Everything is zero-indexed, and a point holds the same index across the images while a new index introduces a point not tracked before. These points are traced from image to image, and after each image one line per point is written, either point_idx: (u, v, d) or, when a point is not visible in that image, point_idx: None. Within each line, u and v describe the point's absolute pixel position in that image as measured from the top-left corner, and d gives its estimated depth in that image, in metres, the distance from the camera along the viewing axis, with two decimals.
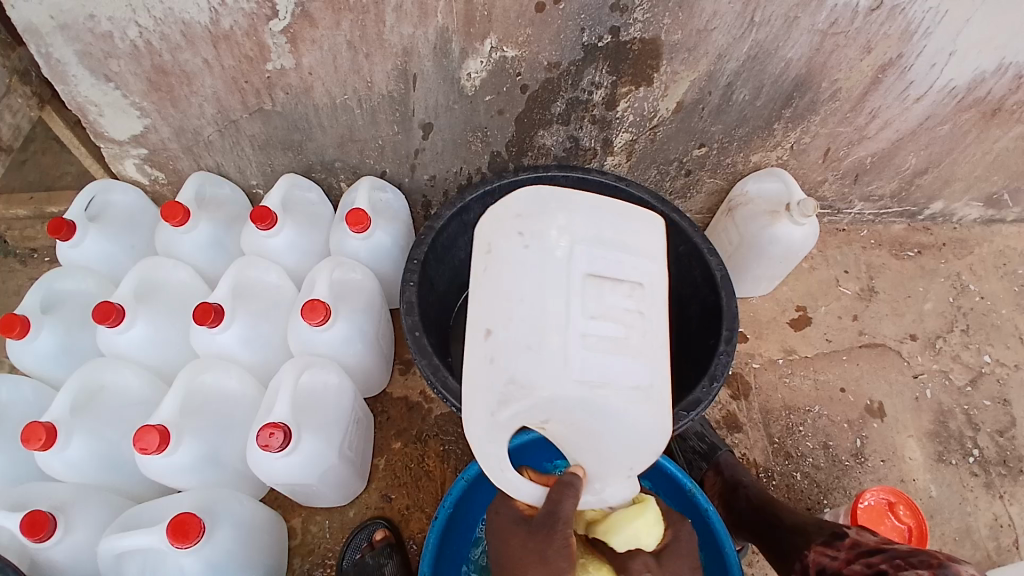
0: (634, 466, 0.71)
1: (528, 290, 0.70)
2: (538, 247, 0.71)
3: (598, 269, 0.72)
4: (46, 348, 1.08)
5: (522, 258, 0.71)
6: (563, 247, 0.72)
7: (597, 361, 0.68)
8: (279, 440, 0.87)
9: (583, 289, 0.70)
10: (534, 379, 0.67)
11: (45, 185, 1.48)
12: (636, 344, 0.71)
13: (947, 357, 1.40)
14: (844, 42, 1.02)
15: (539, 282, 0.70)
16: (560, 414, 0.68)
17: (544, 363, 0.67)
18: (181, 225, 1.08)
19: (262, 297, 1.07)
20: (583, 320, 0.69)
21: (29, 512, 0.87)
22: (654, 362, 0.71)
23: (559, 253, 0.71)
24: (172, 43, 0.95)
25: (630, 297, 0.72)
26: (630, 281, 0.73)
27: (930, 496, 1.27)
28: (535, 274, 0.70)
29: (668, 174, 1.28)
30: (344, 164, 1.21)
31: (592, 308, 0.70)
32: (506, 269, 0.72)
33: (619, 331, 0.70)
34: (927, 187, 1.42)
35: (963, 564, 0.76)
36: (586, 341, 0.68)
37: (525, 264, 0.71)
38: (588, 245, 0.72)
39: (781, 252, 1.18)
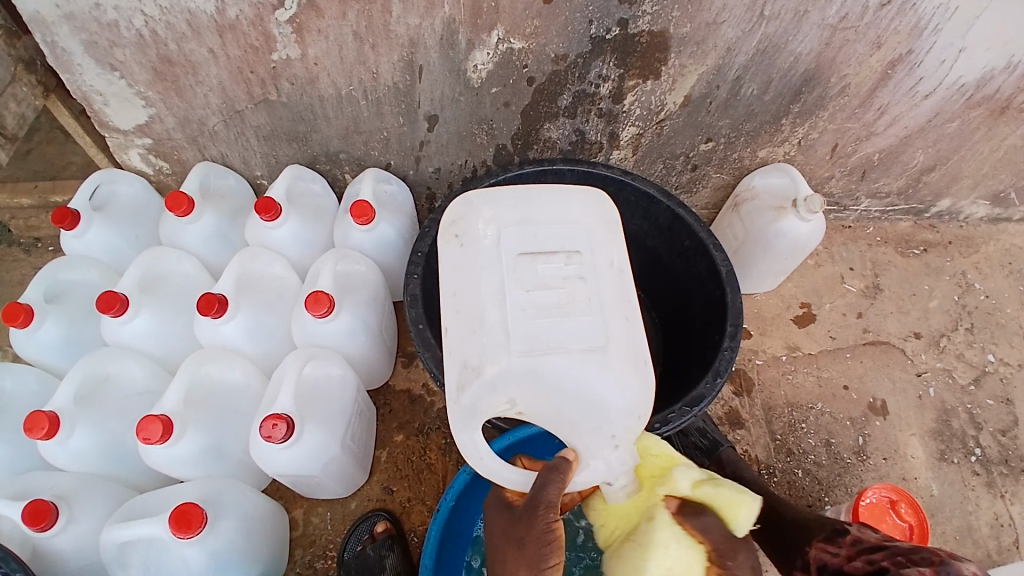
0: (613, 433, 0.70)
1: (463, 283, 0.72)
2: (469, 242, 0.74)
3: (529, 248, 0.72)
4: (49, 338, 1.08)
5: (457, 256, 0.74)
6: (490, 235, 0.73)
7: (541, 332, 0.68)
8: (282, 431, 0.88)
9: (515, 268, 0.71)
10: (481, 359, 0.68)
11: (50, 175, 1.48)
12: (585, 306, 0.70)
13: (951, 355, 1.40)
14: (853, 36, 1.01)
15: (472, 273, 0.72)
16: (522, 392, 0.69)
17: (487, 343, 0.68)
18: (186, 215, 1.08)
19: (267, 289, 1.07)
20: (519, 297, 0.69)
21: (30, 503, 0.88)
22: (611, 319, 0.70)
23: (487, 243, 0.73)
24: (177, 32, 0.95)
25: (568, 264, 0.72)
26: (567, 250, 0.73)
27: (932, 495, 1.27)
28: (468, 267, 0.73)
29: (674, 169, 1.27)
30: (349, 156, 1.20)
31: (527, 284, 0.70)
32: (445, 270, 0.74)
33: (559, 297, 0.70)
34: (935, 184, 1.41)
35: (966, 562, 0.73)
36: (526, 314, 0.69)
37: (459, 261, 0.73)
38: (516, 228, 0.73)
39: (787, 248, 1.17)
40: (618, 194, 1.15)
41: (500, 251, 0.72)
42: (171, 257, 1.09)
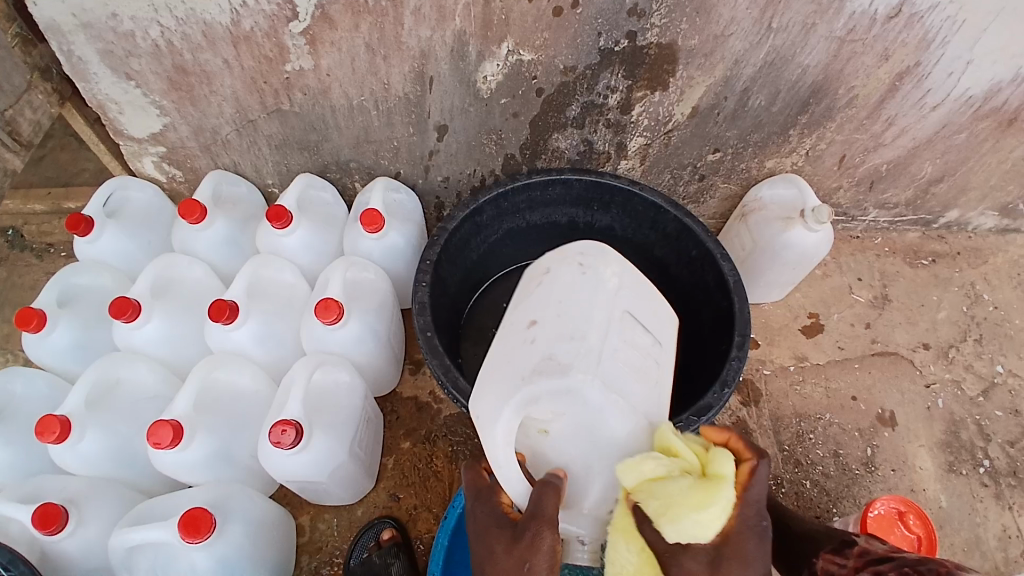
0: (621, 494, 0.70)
1: (575, 302, 0.74)
2: (592, 276, 0.76)
3: (634, 315, 0.76)
4: (61, 342, 1.10)
5: (577, 279, 0.76)
6: (613, 283, 0.76)
7: (622, 376, 0.70)
8: (291, 437, 0.88)
9: (622, 321, 0.74)
10: (573, 366, 0.67)
11: (64, 181, 1.50)
12: (654, 384, 0.73)
13: (960, 367, 1.39)
14: (861, 49, 1.02)
15: (588, 298, 0.74)
16: (576, 416, 0.68)
17: (579, 354, 0.68)
18: (197, 222, 1.09)
19: (276, 296, 1.08)
20: (617, 341, 0.72)
21: (41, 506, 0.89)
22: (663, 405, 0.73)
23: (609, 285, 0.76)
24: (193, 43, 0.97)
25: (653, 349, 0.76)
26: (653, 337, 0.77)
27: (941, 506, 1.26)
28: (586, 292, 0.75)
29: (681, 179, 1.28)
30: (359, 164, 1.21)
31: (625, 338, 0.73)
32: (559, 285, 0.76)
33: (642, 365, 0.73)
34: (943, 196, 1.41)
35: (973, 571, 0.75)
36: (617, 356, 0.70)
37: (578, 285, 0.75)
38: (631, 291, 0.77)
39: (795, 258, 1.17)
40: (625, 203, 1.16)
41: (616, 300, 0.75)
42: (182, 264, 1.11)
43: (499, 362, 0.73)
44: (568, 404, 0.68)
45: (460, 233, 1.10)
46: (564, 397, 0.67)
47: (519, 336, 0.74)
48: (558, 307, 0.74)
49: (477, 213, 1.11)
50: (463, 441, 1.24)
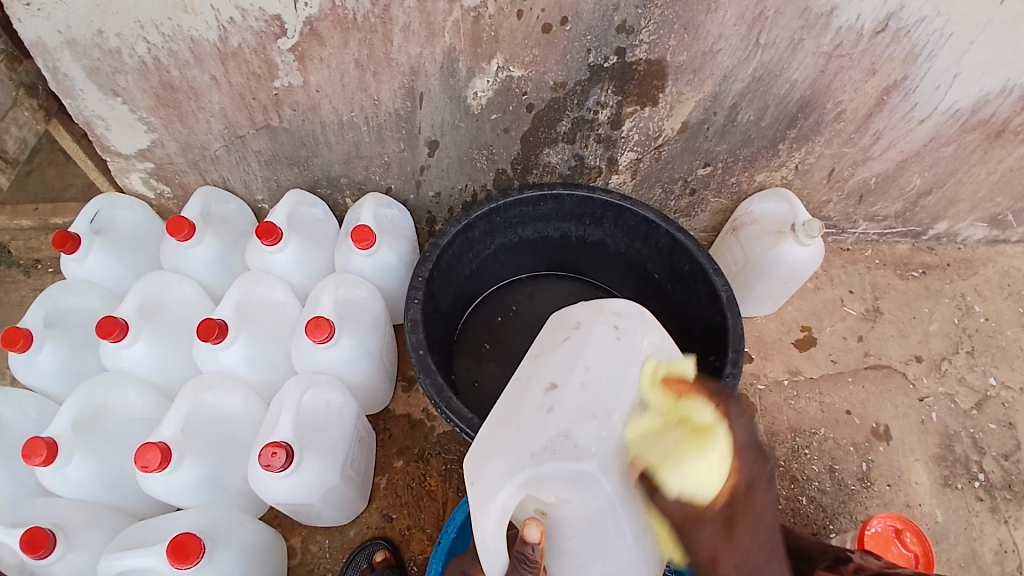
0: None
1: (604, 375, 0.66)
2: (627, 344, 0.68)
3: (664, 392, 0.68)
4: (48, 362, 1.08)
5: (609, 346, 0.68)
6: (648, 353, 0.68)
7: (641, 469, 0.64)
8: (281, 459, 0.87)
9: (651, 405, 0.66)
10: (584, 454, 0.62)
11: (51, 198, 1.49)
12: None
13: (952, 379, 1.39)
14: (849, 64, 1.03)
15: (620, 374, 0.66)
16: (579, 504, 0.64)
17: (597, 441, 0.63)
18: (186, 240, 1.08)
19: (266, 314, 1.06)
20: (642, 430, 0.65)
21: (29, 530, 0.87)
22: None
23: (644, 359, 0.68)
24: (180, 59, 0.96)
25: None
26: None
27: (937, 522, 1.25)
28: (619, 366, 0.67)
29: (673, 193, 1.28)
30: (350, 181, 1.21)
31: None
32: (587, 348, 0.68)
33: None
34: (932, 208, 1.42)
35: None
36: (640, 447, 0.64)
37: (611, 355, 0.67)
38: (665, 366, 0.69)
39: (787, 273, 1.18)
40: (617, 218, 1.16)
41: (649, 378, 0.67)
42: (172, 283, 1.10)
43: (505, 427, 0.67)
44: (573, 490, 0.63)
45: (451, 250, 1.10)
46: (571, 485, 0.63)
47: (530, 398, 0.67)
48: (584, 376, 0.66)
49: (469, 229, 1.10)
50: (457, 460, 1.22)
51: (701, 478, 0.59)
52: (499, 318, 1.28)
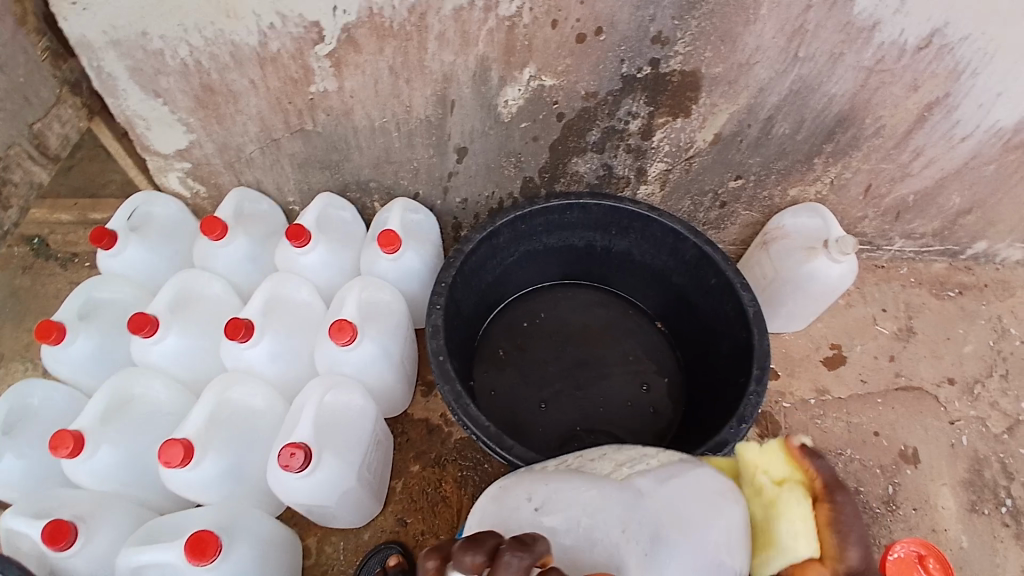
0: None
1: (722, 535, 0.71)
2: None
3: None
4: (82, 354, 1.11)
5: None
6: None
7: None
8: (299, 461, 0.87)
9: None
10: None
11: (90, 193, 1.55)
12: None
13: (985, 404, 1.35)
14: (890, 79, 1.01)
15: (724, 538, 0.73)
16: None
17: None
18: (218, 240, 1.11)
19: (293, 315, 1.08)
20: None
21: (50, 522, 0.89)
22: None
23: None
24: (220, 63, 0.98)
25: None
26: None
27: (961, 548, 1.21)
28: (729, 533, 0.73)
29: (702, 206, 1.27)
30: (379, 185, 1.22)
31: None
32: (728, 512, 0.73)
33: None
34: (970, 227, 1.38)
35: None
36: None
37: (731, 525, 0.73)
38: None
39: (818, 289, 1.15)
40: (644, 229, 1.15)
41: None
42: (201, 281, 1.12)
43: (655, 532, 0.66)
44: None
45: (476, 256, 1.10)
46: None
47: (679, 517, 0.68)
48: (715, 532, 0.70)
49: (494, 235, 1.10)
50: (474, 466, 1.22)
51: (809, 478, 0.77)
52: (525, 323, 1.28)
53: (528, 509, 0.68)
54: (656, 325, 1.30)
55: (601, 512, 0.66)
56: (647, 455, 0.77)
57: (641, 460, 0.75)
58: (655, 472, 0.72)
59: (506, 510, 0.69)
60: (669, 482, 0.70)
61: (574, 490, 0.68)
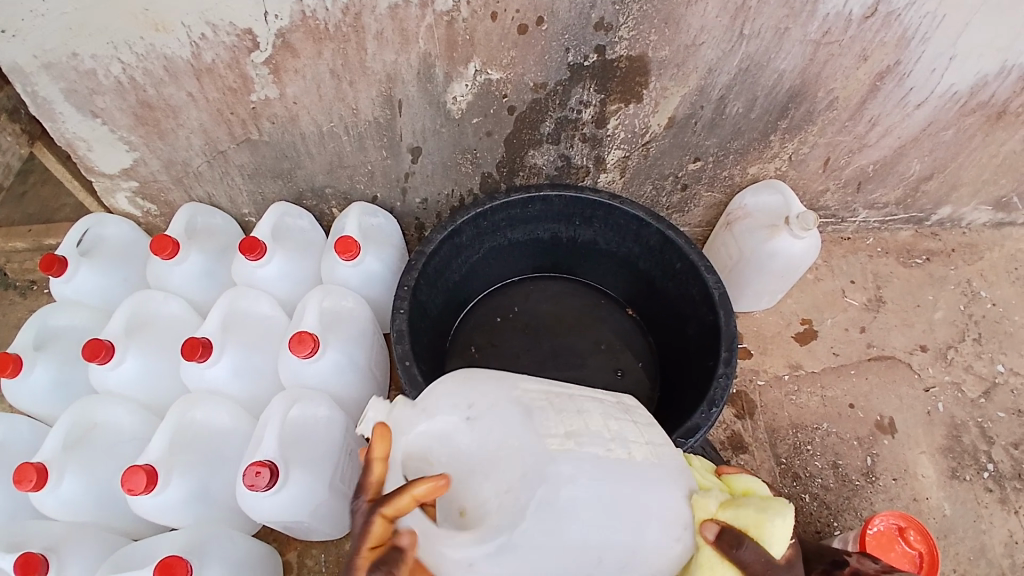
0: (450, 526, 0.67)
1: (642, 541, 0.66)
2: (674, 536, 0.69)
3: None
4: (41, 385, 1.08)
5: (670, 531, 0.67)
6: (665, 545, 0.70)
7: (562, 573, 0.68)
8: (265, 478, 0.84)
9: None
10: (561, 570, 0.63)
11: (44, 218, 1.52)
12: None
13: (959, 368, 1.36)
14: (838, 51, 1.00)
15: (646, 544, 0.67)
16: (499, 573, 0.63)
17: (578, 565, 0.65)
18: (171, 257, 1.07)
19: (253, 329, 1.05)
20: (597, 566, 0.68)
21: (21, 555, 0.86)
22: None
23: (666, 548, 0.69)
24: (155, 78, 0.95)
25: None
26: None
27: (944, 514, 1.23)
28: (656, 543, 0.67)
29: (664, 189, 1.25)
30: (335, 190, 1.19)
31: None
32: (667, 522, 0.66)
33: None
34: (933, 193, 1.39)
35: None
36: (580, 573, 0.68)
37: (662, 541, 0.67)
38: None
39: (783, 267, 1.15)
40: (607, 217, 1.14)
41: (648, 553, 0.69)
42: (159, 300, 1.09)
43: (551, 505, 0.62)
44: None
45: (438, 257, 1.08)
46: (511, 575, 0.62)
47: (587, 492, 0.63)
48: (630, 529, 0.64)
49: (456, 234, 1.08)
50: None
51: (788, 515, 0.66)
52: (496, 319, 1.26)
53: (460, 415, 0.67)
54: (627, 312, 1.29)
55: (503, 464, 0.63)
56: (629, 433, 0.69)
57: (614, 434, 0.68)
58: (596, 463, 0.64)
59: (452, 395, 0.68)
60: (595, 483, 0.63)
61: (507, 430, 0.65)
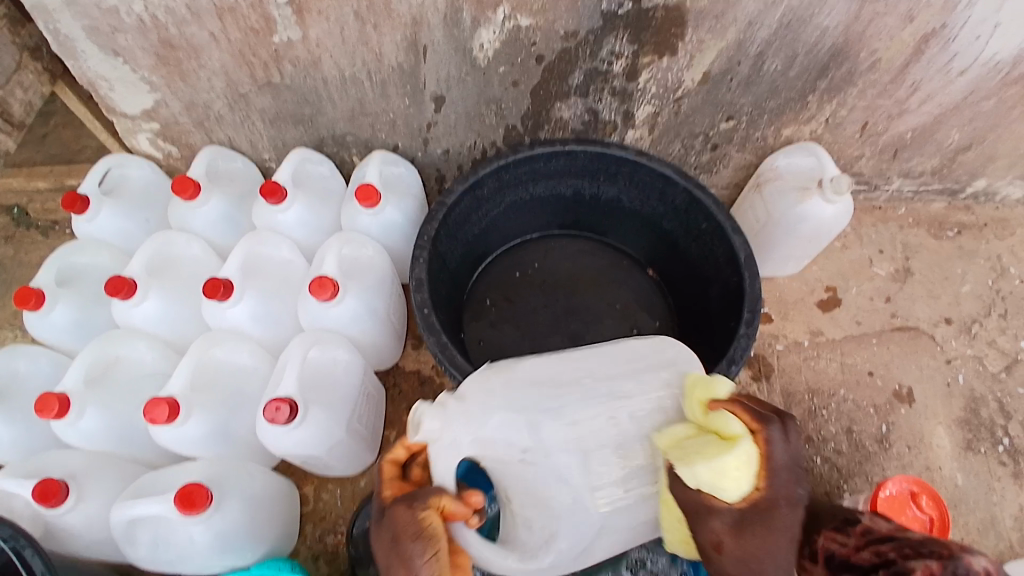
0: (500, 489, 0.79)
1: None
2: None
3: None
4: (63, 321, 1.10)
5: None
6: None
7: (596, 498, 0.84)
8: (285, 414, 0.87)
9: None
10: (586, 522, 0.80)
11: (67, 160, 1.51)
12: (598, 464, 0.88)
13: (982, 342, 1.34)
14: (884, 9, 0.95)
15: None
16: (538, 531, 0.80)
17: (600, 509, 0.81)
18: (192, 199, 1.09)
19: (273, 274, 1.06)
20: None
21: (41, 480, 0.90)
22: None
23: None
24: (177, 17, 0.93)
25: None
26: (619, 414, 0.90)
27: (956, 485, 1.23)
28: None
29: (693, 149, 1.22)
30: (356, 138, 1.17)
31: None
32: None
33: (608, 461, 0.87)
34: (970, 164, 1.34)
35: (977, 554, 0.70)
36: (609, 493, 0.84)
37: None
38: None
39: (812, 231, 1.13)
40: (632, 174, 1.11)
41: None
42: (181, 242, 1.09)
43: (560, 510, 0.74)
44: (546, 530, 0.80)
45: (460, 208, 1.06)
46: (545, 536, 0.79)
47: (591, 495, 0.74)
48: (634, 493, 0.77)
49: (477, 187, 1.06)
50: None
51: (718, 480, 0.64)
52: (517, 274, 1.26)
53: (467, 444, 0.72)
54: (647, 272, 1.28)
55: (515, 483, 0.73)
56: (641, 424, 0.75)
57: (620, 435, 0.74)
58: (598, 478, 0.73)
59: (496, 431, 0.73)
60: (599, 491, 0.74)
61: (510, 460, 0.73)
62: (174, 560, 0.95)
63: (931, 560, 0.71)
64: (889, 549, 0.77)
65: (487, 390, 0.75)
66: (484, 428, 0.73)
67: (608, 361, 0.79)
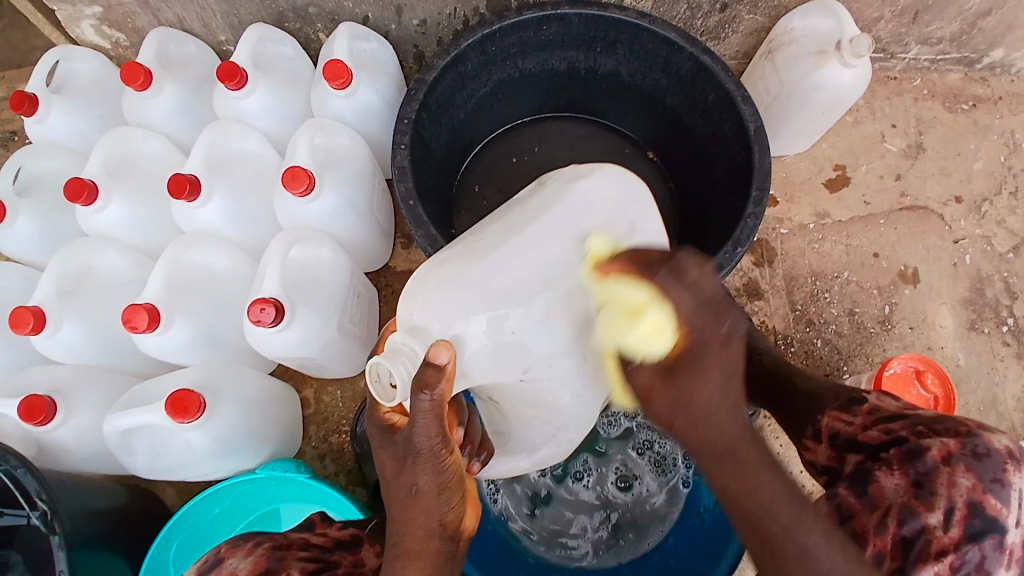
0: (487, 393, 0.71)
1: None
2: None
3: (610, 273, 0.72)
4: (28, 231, 1.02)
5: None
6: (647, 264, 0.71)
7: None
8: (271, 315, 0.80)
9: None
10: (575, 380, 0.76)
11: (17, 62, 1.38)
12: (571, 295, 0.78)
13: (992, 222, 1.28)
14: None
15: None
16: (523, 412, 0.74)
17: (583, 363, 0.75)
18: (144, 89, 0.96)
19: (244, 168, 0.96)
20: None
21: (23, 398, 0.84)
22: None
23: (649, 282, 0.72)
24: None
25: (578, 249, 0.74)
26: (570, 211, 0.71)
27: (958, 364, 1.21)
28: None
29: (700, 10, 1.10)
30: (320, 10, 1.05)
31: None
32: None
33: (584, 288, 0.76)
34: (990, 31, 1.23)
35: (995, 432, 0.67)
36: None
37: None
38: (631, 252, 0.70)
39: (827, 100, 1.03)
40: (632, 41, 0.99)
41: None
42: (139, 137, 0.99)
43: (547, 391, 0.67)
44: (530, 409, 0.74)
45: (443, 86, 0.95)
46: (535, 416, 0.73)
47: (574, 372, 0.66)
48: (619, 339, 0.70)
49: (460, 60, 0.94)
50: None
51: (642, 341, 0.55)
52: (512, 160, 1.17)
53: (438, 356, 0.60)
54: (648, 155, 1.18)
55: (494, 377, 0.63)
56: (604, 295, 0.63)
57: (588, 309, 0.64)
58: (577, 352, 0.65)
59: (489, 351, 0.60)
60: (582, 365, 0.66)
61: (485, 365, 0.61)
62: (176, 467, 0.93)
63: (948, 439, 0.66)
64: (903, 431, 0.69)
65: (455, 310, 0.59)
66: (468, 354, 0.60)
67: (579, 212, 0.64)
